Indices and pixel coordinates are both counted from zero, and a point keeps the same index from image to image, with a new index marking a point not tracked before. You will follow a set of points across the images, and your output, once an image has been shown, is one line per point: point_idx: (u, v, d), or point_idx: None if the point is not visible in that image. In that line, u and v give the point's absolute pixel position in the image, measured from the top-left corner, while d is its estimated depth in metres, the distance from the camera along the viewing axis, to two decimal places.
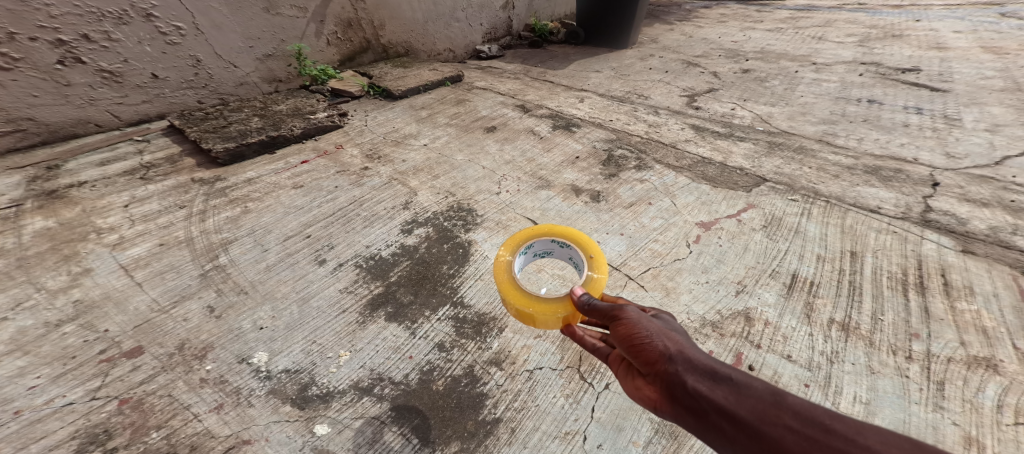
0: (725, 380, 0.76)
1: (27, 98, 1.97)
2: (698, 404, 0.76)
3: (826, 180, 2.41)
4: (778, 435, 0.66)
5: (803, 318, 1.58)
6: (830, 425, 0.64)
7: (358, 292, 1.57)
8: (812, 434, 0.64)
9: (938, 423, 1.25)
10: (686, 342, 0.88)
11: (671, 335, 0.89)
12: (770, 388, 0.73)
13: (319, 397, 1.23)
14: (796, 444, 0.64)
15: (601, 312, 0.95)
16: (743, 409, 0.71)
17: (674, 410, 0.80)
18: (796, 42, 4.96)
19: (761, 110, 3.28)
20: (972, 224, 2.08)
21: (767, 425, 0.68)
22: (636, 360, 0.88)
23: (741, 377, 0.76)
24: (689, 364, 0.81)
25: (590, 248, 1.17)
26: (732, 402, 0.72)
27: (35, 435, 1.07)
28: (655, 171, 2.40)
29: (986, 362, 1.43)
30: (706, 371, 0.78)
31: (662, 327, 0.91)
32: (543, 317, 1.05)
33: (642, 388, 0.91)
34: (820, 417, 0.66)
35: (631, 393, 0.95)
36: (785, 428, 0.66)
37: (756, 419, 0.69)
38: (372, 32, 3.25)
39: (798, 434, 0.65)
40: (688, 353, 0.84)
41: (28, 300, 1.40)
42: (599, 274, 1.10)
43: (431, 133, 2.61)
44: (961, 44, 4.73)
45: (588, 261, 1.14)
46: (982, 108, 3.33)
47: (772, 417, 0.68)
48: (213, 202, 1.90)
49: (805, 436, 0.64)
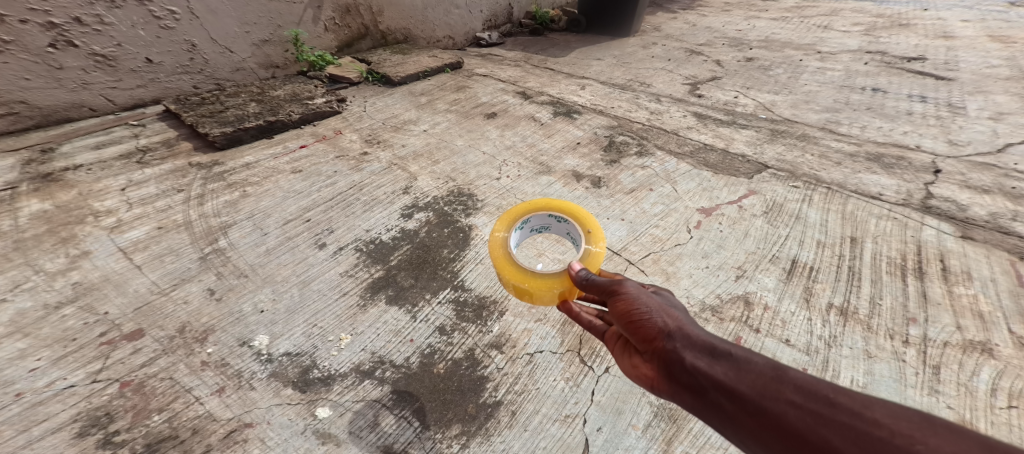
0: (724, 356, 0.76)
1: (19, 81, 1.94)
2: (697, 380, 0.76)
3: (828, 167, 2.39)
4: (780, 410, 0.66)
5: (802, 302, 1.58)
6: (834, 399, 0.64)
7: (359, 276, 1.57)
8: (815, 409, 0.63)
9: (933, 407, 1.25)
10: (685, 319, 0.88)
11: (670, 312, 0.89)
12: (771, 363, 0.73)
13: (320, 381, 1.23)
14: (799, 419, 0.64)
15: (599, 287, 0.94)
16: (744, 384, 0.71)
17: (672, 387, 0.81)
18: (801, 30, 4.89)
19: (764, 98, 3.25)
20: (972, 210, 2.07)
21: (768, 400, 0.68)
22: (634, 336, 0.89)
23: (741, 353, 0.77)
24: (688, 341, 0.81)
25: (587, 223, 1.16)
26: (732, 378, 0.73)
27: (36, 418, 1.07)
28: (656, 158, 2.38)
29: (982, 347, 1.43)
30: (705, 348, 0.79)
31: (661, 304, 0.91)
32: (539, 292, 1.04)
33: (639, 366, 0.92)
34: (823, 391, 0.65)
35: (627, 371, 0.96)
36: (787, 404, 0.66)
37: (756, 394, 0.69)
38: (371, 18, 3.21)
39: (801, 409, 0.64)
40: (687, 330, 0.84)
41: (27, 282, 1.41)
42: (597, 249, 1.09)
43: (431, 119, 2.59)
44: (969, 33, 4.66)
45: (585, 235, 1.13)
46: (987, 96, 3.30)
47: (774, 392, 0.68)
48: (211, 186, 1.89)
49: (809, 412, 0.64)
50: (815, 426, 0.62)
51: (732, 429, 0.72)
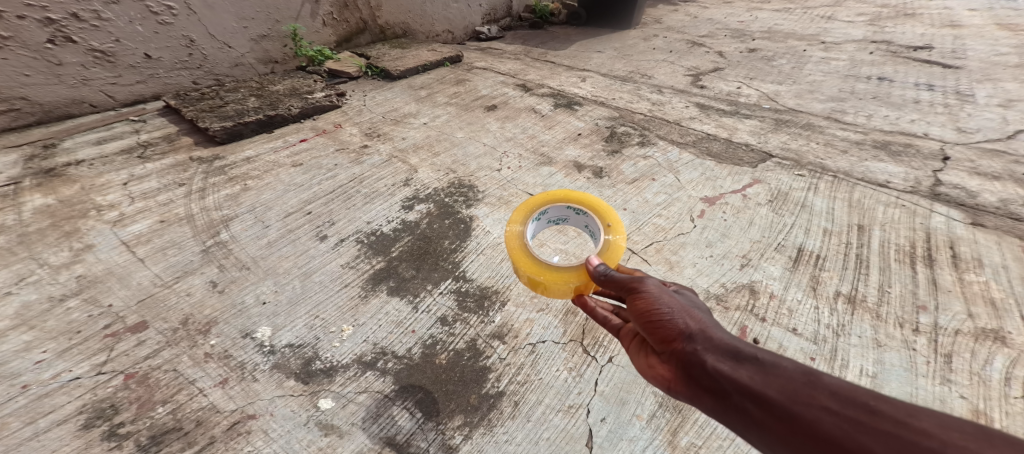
0: (750, 360, 0.75)
1: (19, 78, 1.95)
2: (720, 384, 0.74)
3: (833, 155, 2.36)
4: (813, 416, 0.63)
5: (808, 291, 1.57)
6: (875, 406, 0.60)
7: (360, 267, 1.56)
8: (854, 416, 0.60)
9: (945, 397, 1.23)
10: (707, 321, 0.86)
11: (692, 313, 0.87)
12: (802, 368, 0.71)
13: (323, 372, 1.23)
14: (836, 426, 0.61)
15: (617, 283, 0.91)
16: (772, 388, 0.69)
17: (691, 389, 0.80)
18: (805, 21, 4.83)
19: (768, 88, 3.21)
20: (982, 197, 2.04)
21: (799, 405, 0.65)
22: (652, 336, 0.88)
23: (769, 357, 0.74)
24: (709, 344, 0.80)
25: (607, 216, 1.14)
26: (759, 382, 0.71)
27: (43, 409, 1.08)
28: (658, 148, 2.36)
29: (994, 335, 1.41)
30: (729, 351, 0.77)
31: (683, 304, 0.89)
32: (554, 285, 1.03)
33: (655, 367, 0.91)
34: (862, 398, 0.62)
35: (642, 370, 0.95)
36: (822, 410, 0.63)
37: (787, 399, 0.67)
38: (369, 12, 3.21)
39: (838, 416, 0.62)
40: (710, 332, 0.82)
41: (31, 275, 1.42)
42: (617, 243, 1.07)
43: (431, 112, 2.59)
44: (976, 22, 4.58)
45: (604, 228, 1.11)
46: (996, 84, 3.24)
47: (807, 397, 0.65)
48: (212, 180, 1.89)
49: (847, 418, 0.61)
50: (852, 433, 0.59)
51: (757, 433, 0.70)
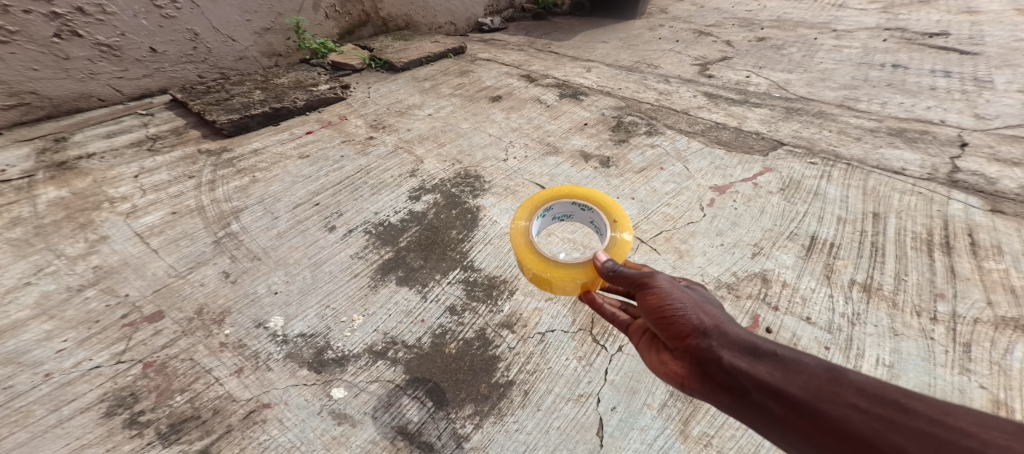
0: (768, 355, 0.73)
1: (28, 72, 1.98)
2: (738, 380, 0.73)
3: (847, 143, 2.31)
4: (840, 413, 0.61)
5: (822, 279, 1.54)
6: (906, 404, 0.57)
7: (368, 258, 1.57)
8: (884, 413, 0.58)
9: (965, 386, 1.20)
10: (721, 316, 0.85)
11: (705, 308, 0.86)
12: (825, 365, 0.68)
13: (335, 361, 1.24)
14: (865, 424, 0.58)
15: (627, 278, 0.90)
16: (793, 385, 0.67)
17: (707, 385, 0.79)
18: (815, 10, 4.72)
19: (777, 77, 3.15)
20: (1002, 183, 1.98)
21: (824, 402, 0.63)
22: (664, 333, 0.87)
23: (789, 353, 0.73)
24: (725, 340, 0.79)
25: (614, 212, 1.12)
26: (779, 379, 0.69)
27: (65, 397, 1.10)
28: (666, 137, 2.33)
29: (1014, 323, 1.37)
30: (746, 347, 0.76)
31: (696, 299, 0.87)
32: (561, 282, 1.01)
33: (668, 363, 0.90)
34: (891, 395, 0.59)
35: (654, 367, 0.94)
36: (848, 407, 0.61)
37: (810, 396, 0.65)
38: (372, 5, 3.20)
39: (867, 414, 0.59)
40: (724, 328, 0.81)
41: (49, 266, 1.44)
42: (624, 239, 1.06)
43: (435, 103, 2.57)
44: (994, 8, 4.45)
45: (611, 224, 1.09)
46: (1016, 69, 3.15)
47: (831, 394, 0.63)
48: (221, 172, 1.91)
49: (876, 416, 0.58)
50: (884, 431, 0.56)
51: (779, 432, 0.69)
